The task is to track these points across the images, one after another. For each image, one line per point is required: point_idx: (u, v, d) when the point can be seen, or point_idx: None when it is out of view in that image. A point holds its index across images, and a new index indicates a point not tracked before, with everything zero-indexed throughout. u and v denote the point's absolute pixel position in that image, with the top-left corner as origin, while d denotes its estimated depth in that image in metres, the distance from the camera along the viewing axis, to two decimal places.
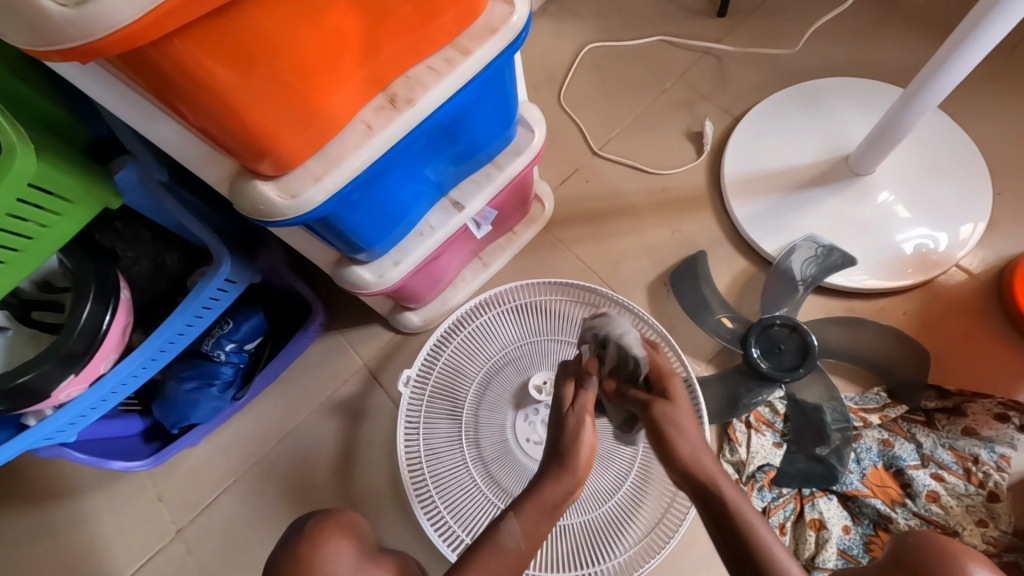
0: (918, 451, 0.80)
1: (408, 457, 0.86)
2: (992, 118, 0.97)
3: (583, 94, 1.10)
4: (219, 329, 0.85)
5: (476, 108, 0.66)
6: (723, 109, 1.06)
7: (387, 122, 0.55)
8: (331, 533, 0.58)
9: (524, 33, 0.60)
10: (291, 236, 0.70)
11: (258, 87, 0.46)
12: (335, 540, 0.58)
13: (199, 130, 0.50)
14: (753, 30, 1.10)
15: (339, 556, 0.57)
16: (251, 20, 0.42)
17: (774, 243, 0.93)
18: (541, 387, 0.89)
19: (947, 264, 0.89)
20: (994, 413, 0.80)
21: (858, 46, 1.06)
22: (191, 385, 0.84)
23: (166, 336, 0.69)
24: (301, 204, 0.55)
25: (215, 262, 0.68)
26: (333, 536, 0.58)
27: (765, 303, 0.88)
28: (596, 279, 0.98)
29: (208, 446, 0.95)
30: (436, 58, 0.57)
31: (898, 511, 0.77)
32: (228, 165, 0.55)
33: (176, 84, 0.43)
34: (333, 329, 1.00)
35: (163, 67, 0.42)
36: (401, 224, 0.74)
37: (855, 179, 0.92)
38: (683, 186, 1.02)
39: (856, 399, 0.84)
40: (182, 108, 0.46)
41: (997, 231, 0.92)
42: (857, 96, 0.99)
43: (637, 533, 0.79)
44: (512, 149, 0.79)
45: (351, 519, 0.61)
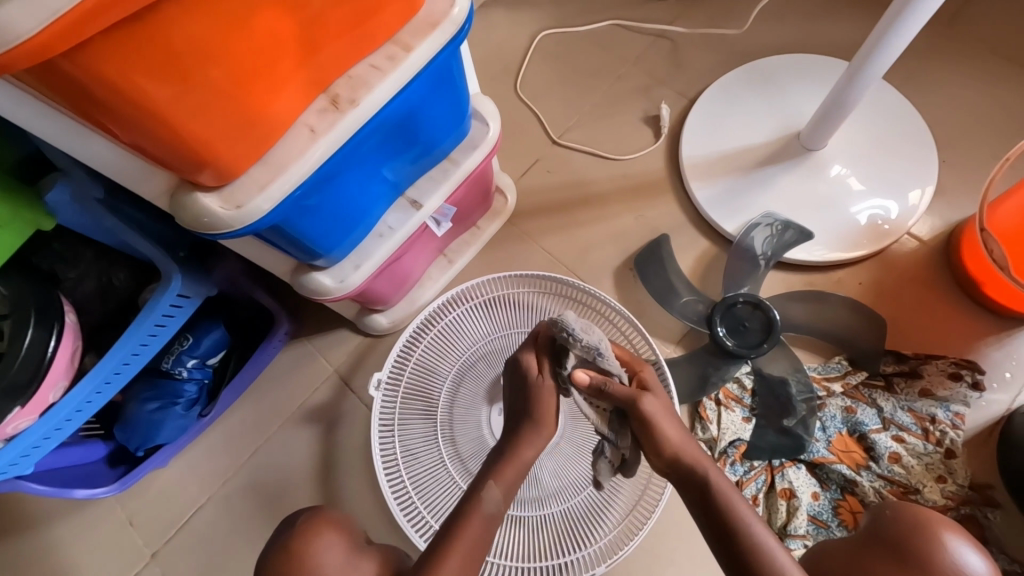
0: (879, 415, 0.83)
1: (385, 460, 0.85)
2: (935, 88, 1.00)
3: (539, 83, 1.10)
4: (179, 346, 0.83)
5: (425, 104, 0.65)
6: (679, 92, 1.06)
7: (331, 124, 0.54)
8: (321, 528, 0.56)
9: (467, 26, 0.59)
10: (244, 247, 0.68)
11: (190, 97, 0.44)
12: (326, 534, 0.56)
13: (131, 145, 0.47)
14: (703, 12, 1.11)
15: (331, 551, 0.55)
16: (174, 26, 0.40)
17: (734, 223, 0.95)
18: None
19: (899, 232, 0.91)
20: (948, 373, 0.84)
21: (805, 23, 1.08)
22: (155, 405, 0.82)
23: (119, 357, 0.66)
24: (247, 214, 0.53)
25: (164, 278, 0.66)
26: (323, 531, 0.56)
27: (728, 282, 0.89)
28: (562, 269, 0.99)
29: (178, 466, 0.92)
30: (377, 56, 0.56)
31: (862, 474, 0.80)
32: (167, 178, 0.53)
33: (100, 98, 0.41)
34: (300, 336, 0.98)
35: (82, 79, 0.39)
36: (358, 228, 0.72)
37: (808, 155, 0.94)
38: (644, 171, 1.02)
39: (818, 369, 0.87)
40: (109, 123, 0.44)
41: (943, 198, 0.95)
42: (805, 73, 1.00)
43: (615, 517, 0.79)
44: (467, 144, 0.78)
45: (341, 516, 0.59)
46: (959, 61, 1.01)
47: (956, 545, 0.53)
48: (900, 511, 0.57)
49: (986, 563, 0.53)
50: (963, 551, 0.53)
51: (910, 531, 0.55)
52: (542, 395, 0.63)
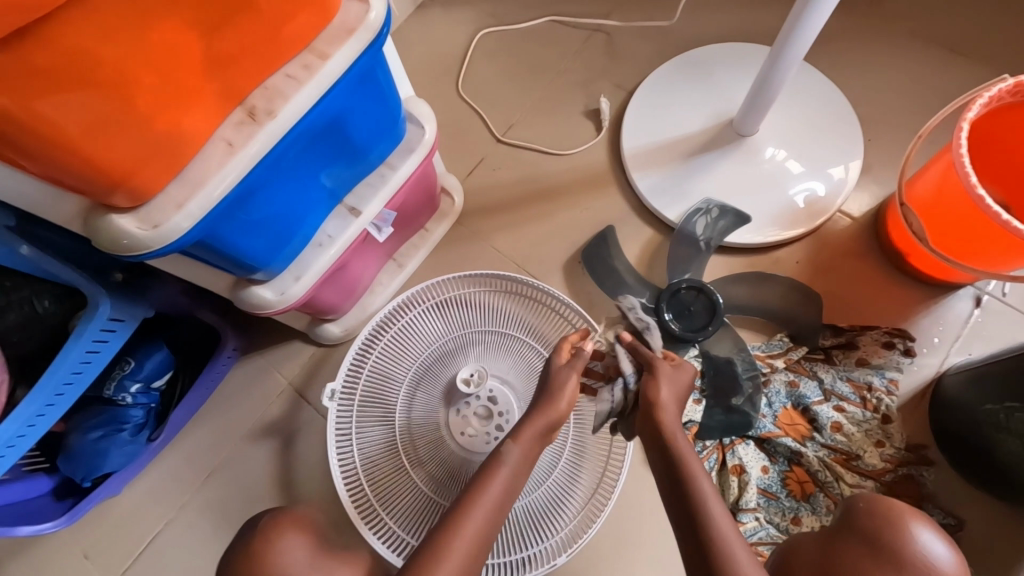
0: (820, 387, 0.86)
1: (344, 469, 0.85)
2: (858, 69, 1.04)
3: (480, 82, 1.10)
4: (120, 370, 0.80)
5: (351, 110, 0.64)
6: (618, 85, 1.08)
7: (248, 137, 0.53)
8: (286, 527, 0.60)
9: (384, 30, 0.58)
10: (175, 266, 0.66)
11: (93, 121, 0.44)
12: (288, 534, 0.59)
13: (41, 176, 0.47)
14: (637, 4, 1.12)
15: (293, 550, 0.58)
16: (60, 44, 0.40)
17: (676, 211, 0.97)
18: (469, 380, 0.90)
19: (831, 210, 0.95)
20: (882, 342, 0.88)
21: (734, 11, 1.11)
22: (98, 434, 0.79)
23: (51, 388, 0.65)
24: (166, 233, 0.52)
25: (91, 303, 0.65)
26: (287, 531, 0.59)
27: (672, 269, 0.92)
28: (513, 266, 0.99)
29: (132, 493, 0.90)
30: (293, 65, 0.55)
31: (807, 445, 0.83)
32: (79, 202, 0.51)
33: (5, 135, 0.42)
34: (252, 351, 0.96)
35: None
36: (295, 238, 0.71)
37: (742, 140, 0.97)
38: (587, 165, 1.04)
39: (762, 348, 0.90)
40: (21, 160, 0.44)
41: (871, 175, 0.99)
42: (735, 61, 1.03)
43: (575, 507, 0.81)
44: (403, 147, 0.78)
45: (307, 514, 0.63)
46: (879, 42, 1.05)
47: (923, 536, 0.55)
48: (873, 505, 0.58)
49: (946, 546, 0.55)
50: (925, 537, 0.55)
51: (878, 523, 0.56)
52: (561, 376, 0.71)
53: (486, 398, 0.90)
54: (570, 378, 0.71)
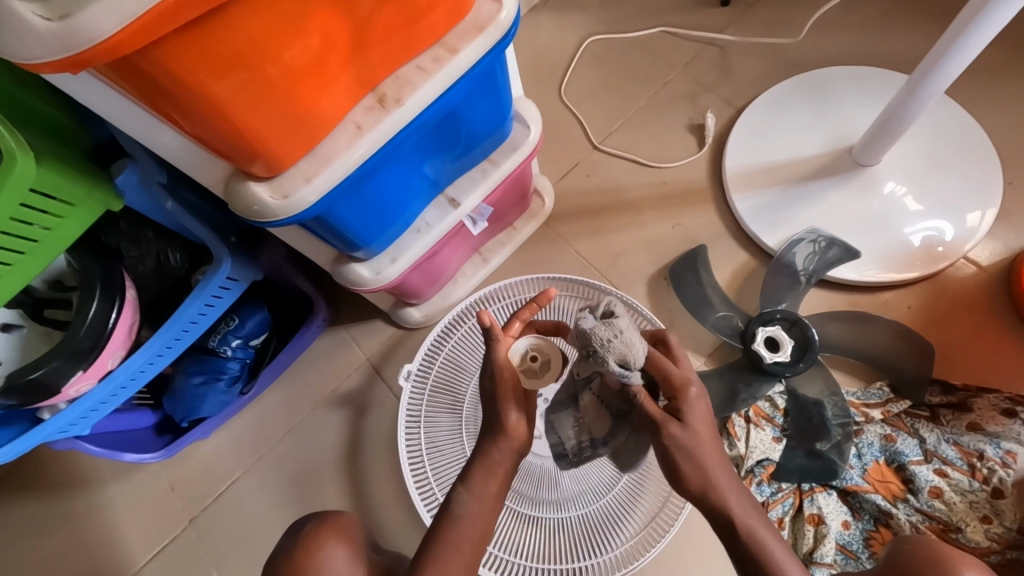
0: (921, 446, 0.79)
1: (409, 450, 0.87)
2: (1004, 105, 0.94)
3: (584, 87, 1.10)
4: (225, 325, 0.88)
5: (470, 103, 0.66)
6: (726, 101, 1.04)
7: (376, 122, 0.56)
8: (327, 538, 0.60)
9: (512, 30, 0.60)
10: (290, 234, 0.71)
11: (248, 93, 0.47)
12: (332, 543, 0.59)
13: (192, 134, 0.51)
14: (758, 20, 1.08)
15: (332, 561, 0.58)
16: (248, 13, 0.42)
17: (776, 237, 0.92)
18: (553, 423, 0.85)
19: (955, 256, 0.87)
20: (1000, 408, 0.78)
21: (864, 34, 1.04)
22: (200, 380, 0.87)
23: (172, 332, 0.72)
24: (294, 204, 0.56)
25: (216, 261, 0.71)
26: (328, 542, 0.60)
27: (766, 297, 0.87)
28: (596, 274, 0.98)
29: (216, 439, 0.98)
30: (424, 57, 0.58)
31: (899, 507, 0.77)
32: (224, 168, 0.56)
33: (177, 99, 0.45)
34: (337, 324, 1.01)
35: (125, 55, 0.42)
36: (396, 223, 0.74)
37: (859, 170, 0.91)
38: (685, 180, 1.01)
39: (858, 395, 0.84)
40: (175, 115, 0.47)
41: (1007, 221, 0.89)
42: (861, 86, 0.97)
43: (635, 525, 0.79)
44: (507, 146, 0.79)
45: (347, 523, 0.63)
46: None
47: None
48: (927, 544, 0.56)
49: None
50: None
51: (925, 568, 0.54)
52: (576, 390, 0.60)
53: None
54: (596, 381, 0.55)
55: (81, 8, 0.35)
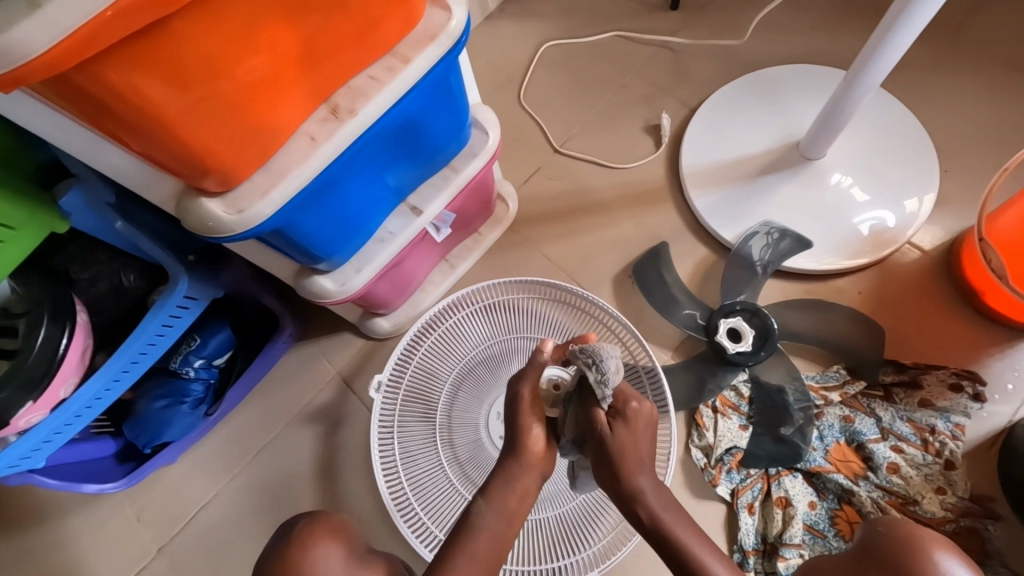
0: (878, 425, 0.82)
1: (384, 462, 0.86)
2: (937, 98, 1.00)
3: (543, 92, 1.12)
4: (187, 346, 0.85)
5: (427, 111, 0.66)
6: (681, 102, 1.07)
7: (330, 133, 0.56)
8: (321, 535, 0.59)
9: (463, 37, 0.60)
10: (248, 249, 0.70)
11: (197, 108, 0.47)
12: (324, 542, 0.58)
13: (141, 153, 0.50)
14: (706, 23, 1.12)
15: (329, 558, 0.57)
16: (189, 28, 0.42)
17: (733, 231, 0.95)
18: None
19: (900, 241, 0.91)
20: (948, 383, 0.83)
21: (807, 34, 1.09)
22: (163, 403, 0.85)
23: (128, 355, 0.70)
24: (249, 218, 0.55)
25: (172, 280, 0.69)
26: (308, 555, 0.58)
27: (726, 289, 0.90)
28: (563, 276, 1.00)
29: (183, 463, 0.95)
30: (377, 67, 0.58)
31: (860, 485, 0.79)
32: (176, 184, 0.55)
33: (122, 117, 0.44)
34: (305, 339, 1.00)
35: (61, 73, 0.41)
36: (360, 234, 0.74)
37: (807, 164, 0.95)
38: (645, 179, 1.03)
39: (817, 378, 0.86)
40: (122, 134, 0.47)
41: (945, 207, 0.95)
42: (805, 84, 1.01)
43: (612, 520, 0.80)
44: (467, 152, 0.79)
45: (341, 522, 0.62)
46: (963, 71, 1.01)
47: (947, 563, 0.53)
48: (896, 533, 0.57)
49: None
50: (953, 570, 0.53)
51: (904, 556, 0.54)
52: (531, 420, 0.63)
53: None
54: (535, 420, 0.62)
55: (11, 24, 0.34)
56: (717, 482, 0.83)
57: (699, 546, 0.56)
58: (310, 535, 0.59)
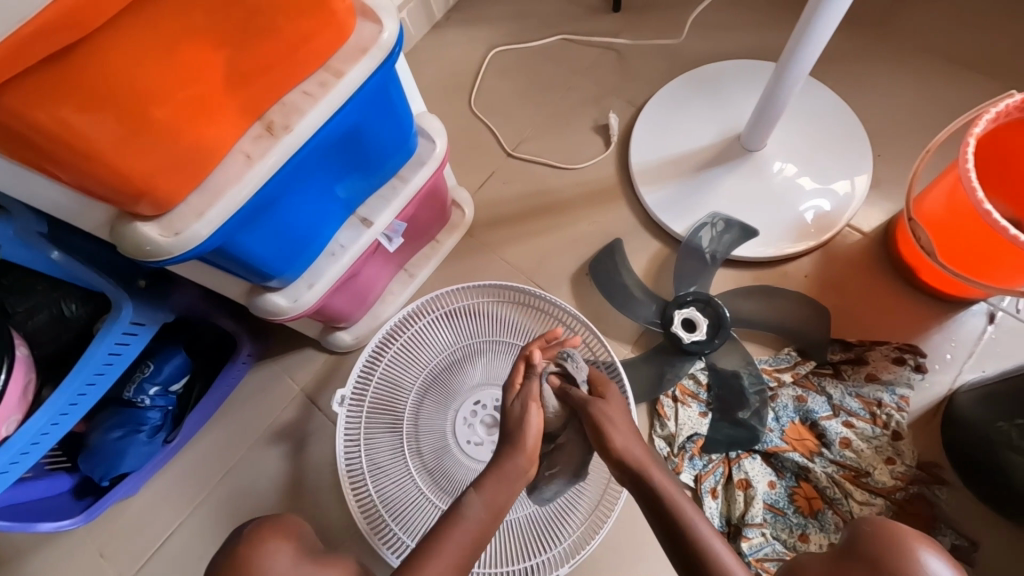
0: (829, 402, 0.86)
1: (351, 476, 0.86)
2: (867, 86, 1.05)
3: (493, 98, 1.13)
4: (141, 373, 0.84)
5: (367, 122, 0.66)
6: (627, 101, 1.10)
7: (265, 150, 0.56)
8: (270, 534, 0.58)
9: (396, 48, 0.61)
10: (194, 271, 0.69)
11: (121, 133, 0.47)
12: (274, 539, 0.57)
13: (73, 185, 0.49)
14: (648, 23, 1.15)
15: (278, 555, 0.56)
16: (102, 51, 0.42)
17: (683, 224, 0.98)
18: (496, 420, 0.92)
19: (840, 224, 0.95)
20: (891, 357, 0.87)
21: (744, 30, 1.13)
22: (118, 434, 0.83)
23: (74, 388, 0.68)
24: (186, 240, 0.54)
25: (115, 307, 0.68)
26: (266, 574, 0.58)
27: (679, 281, 0.92)
28: (522, 278, 1.01)
29: (146, 494, 0.93)
30: (310, 83, 0.58)
31: (815, 461, 0.83)
32: (108, 210, 0.54)
33: (45, 146, 0.44)
34: (266, 358, 0.99)
35: None
36: (310, 249, 0.74)
37: (749, 155, 0.98)
38: (597, 178, 1.05)
39: (770, 361, 0.89)
40: (47, 165, 0.46)
41: (881, 190, 0.99)
42: (742, 78, 1.05)
43: (581, 515, 0.81)
44: (414, 161, 0.80)
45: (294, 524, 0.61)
46: (890, 59, 1.06)
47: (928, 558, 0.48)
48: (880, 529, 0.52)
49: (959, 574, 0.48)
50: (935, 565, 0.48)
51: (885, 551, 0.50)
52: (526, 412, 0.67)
53: (493, 407, 0.93)
54: (531, 412, 0.66)
55: None
56: (681, 469, 0.84)
57: (709, 530, 0.55)
58: (259, 532, 0.58)
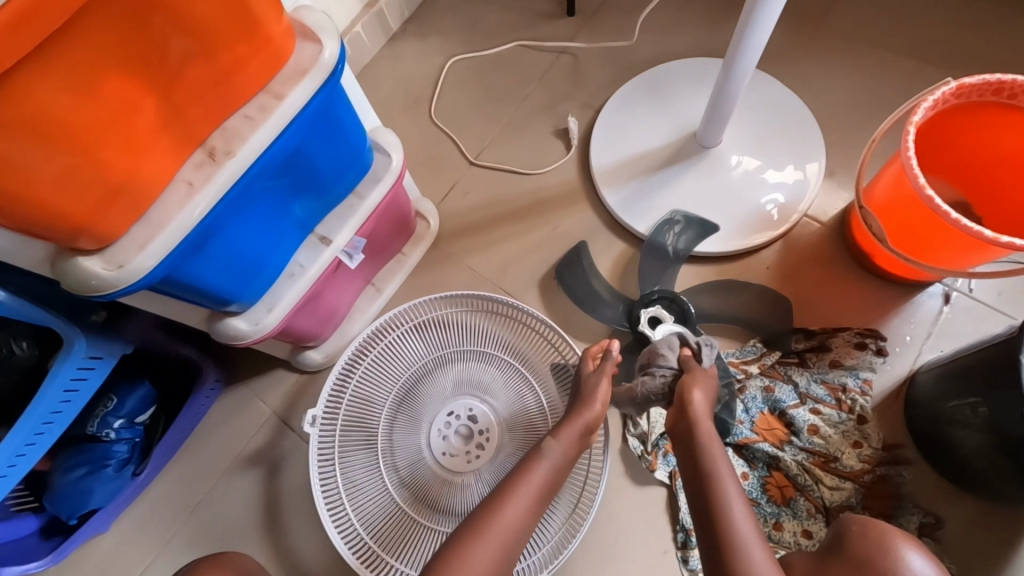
0: (796, 391, 0.87)
1: (327, 495, 0.84)
2: (816, 78, 1.07)
3: (452, 107, 1.13)
4: (103, 407, 0.81)
5: (314, 142, 0.66)
6: (584, 104, 1.11)
7: (207, 177, 0.55)
8: None
9: (339, 67, 0.61)
10: (148, 301, 0.68)
11: (51, 169, 0.46)
12: None
13: (11, 227, 0.49)
14: (601, 26, 1.16)
15: None
16: (21, 90, 0.41)
17: (646, 223, 0.99)
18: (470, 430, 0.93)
19: (796, 215, 0.97)
20: (854, 343, 0.88)
21: (696, 28, 1.14)
22: (82, 471, 0.80)
23: (29, 428, 0.67)
24: (130, 272, 0.53)
25: (67, 344, 0.67)
26: None
27: (643, 281, 0.93)
28: (490, 286, 1.01)
29: (117, 529, 0.91)
30: (251, 106, 0.58)
31: (785, 450, 0.84)
32: (47, 247, 0.53)
33: None
34: (235, 382, 0.97)
35: None
36: (267, 271, 0.73)
37: (705, 152, 0.99)
38: (558, 182, 1.06)
39: (736, 354, 0.90)
40: None
41: (835, 178, 1.01)
42: (694, 76, 1.06)
43: (558, 519, 0.82)
44: (371, 177, 0.80)
45: None
46: (837, 51, 1.08)
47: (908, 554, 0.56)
48: (867, 529, 0.59)
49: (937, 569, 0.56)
50: (918, 563, 0.55)
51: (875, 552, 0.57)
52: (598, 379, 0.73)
53: (466, 417, 0.93)
54: (601, 384, 0.72)
55: None
56: (655, 467, 0.86)
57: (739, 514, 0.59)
58: None
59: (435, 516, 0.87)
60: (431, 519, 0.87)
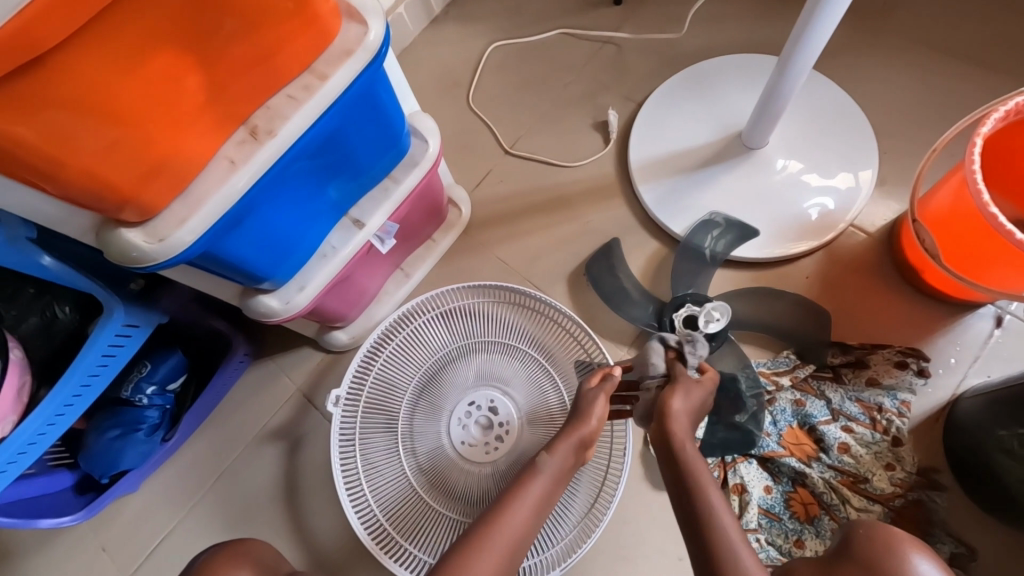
0: (828, 406, 0.84)
1: (346, 475, 0.86)
2: (874, 80, 1.01)
3: (490, 94, 1.11)
4: (137, 372, 0.84)
5: (354, 124, 0.66)
6: (626, 97, 1.08)
7: (248, 155, 0.55)
8: None
9: (383, 49, 0.60)
10: (184, 275, 0.69)
11: (97, 141, 0.46)
12: None
13: (60, 196, 0.50)
14: (649, 16, 1.12)
15: None
16: (71, 62, 0.41)
17: (682, 223, 0.96)
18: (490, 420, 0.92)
19: (842, 224, 0.93)
20: (894, 361, 0.85)
21: (748, 22, 1.10)
22: (115, 433, 0.83)
23: (69, 390, 0.69)
24: (170, 246, 0.54)
25: (107, 311, 0.69)
26: None
27: (676, 283, 0.91)
28: (517, 278, 1.00)
29: (145, 492, 0.94)
30: (295, 86, 0.57)
31: (813, 466, 0.81)
32: (93, 217, 0.54)
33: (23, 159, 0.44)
34: (263, 357, 0.99)
35: None
36: (300, 251, 0.73)
37: (749, 153, 0.96)
38: (594, 176, 1.04)
39: (768, 364, 0.88)
40: (31, 177, 0.47)
41: (886, 188, 0.96)
42: (744, 73, 1.02)
43: (574, 518, 0.81)
44: (407, 162, 0.79)
45: None
46: (898, 52, 1.03)
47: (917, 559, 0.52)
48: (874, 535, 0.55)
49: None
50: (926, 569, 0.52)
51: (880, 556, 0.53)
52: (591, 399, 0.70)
53: (487, 408, 0.93)
54: (599, 402, 0.69)
55: None
56: None
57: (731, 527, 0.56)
58: None
59: (451, 504, 0.87)
60: (447, 507, 0.87)
